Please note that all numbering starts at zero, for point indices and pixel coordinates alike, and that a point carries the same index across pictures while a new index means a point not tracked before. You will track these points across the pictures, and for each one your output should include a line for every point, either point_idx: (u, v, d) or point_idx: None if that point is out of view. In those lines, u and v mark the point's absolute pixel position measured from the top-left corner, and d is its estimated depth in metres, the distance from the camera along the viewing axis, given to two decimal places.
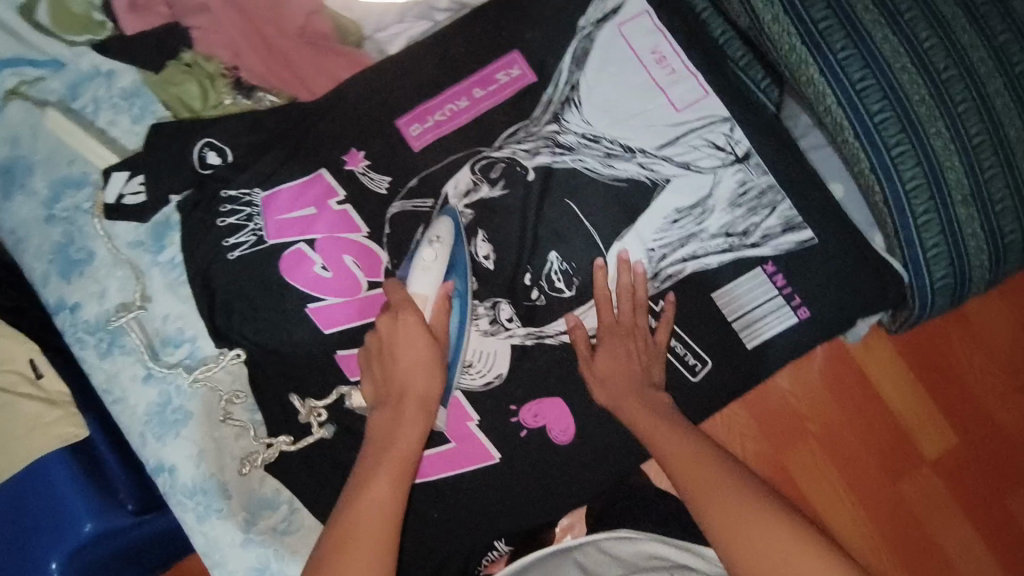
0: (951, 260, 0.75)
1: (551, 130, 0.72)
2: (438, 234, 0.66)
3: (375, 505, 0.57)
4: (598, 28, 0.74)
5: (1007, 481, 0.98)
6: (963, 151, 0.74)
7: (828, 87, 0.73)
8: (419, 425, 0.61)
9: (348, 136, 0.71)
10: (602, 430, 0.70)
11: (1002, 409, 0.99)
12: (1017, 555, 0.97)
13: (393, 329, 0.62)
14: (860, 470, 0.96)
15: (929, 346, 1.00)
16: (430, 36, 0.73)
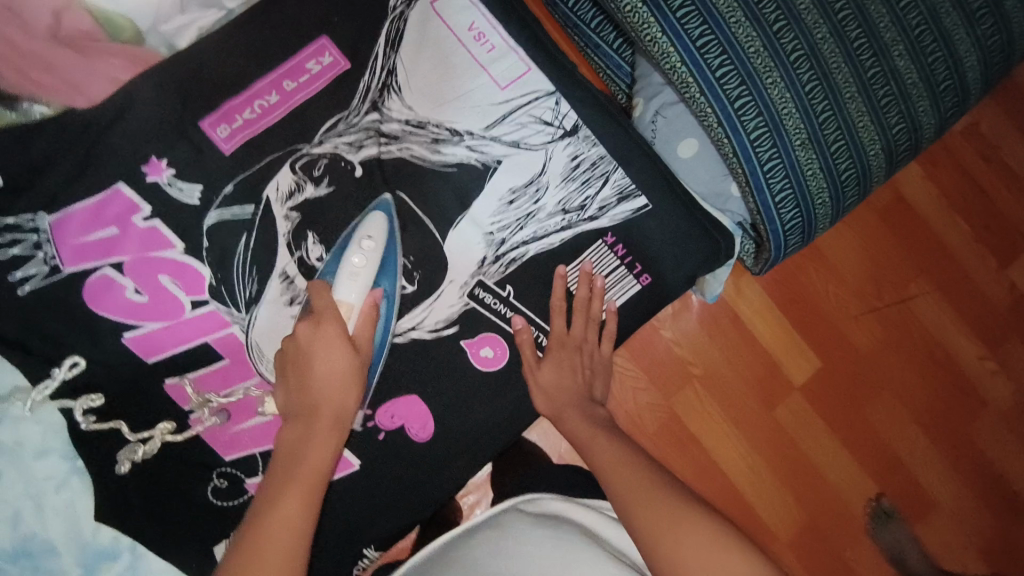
0: (797, 201, 0.82)
1: (372, 119, 0.69)
2: (370, 233, 0.64)
3: (285, 521, 0.51)
4: (411, 7, 0.70)
5: (863, 394, 1.10)
6: (798, 98, 0.79)
7: (671, 46, 0.76)
8: (332, 442, 0.57)
9: (142, 145, 0.64)
10: (462, 421, 0.70)
11: (855, 331, 1.10)
12: (875, 460, 1.09)
13: (314, 334, 0.59)
14: (739, 404, 1.05)
15: (792, 281, 1.09)
16: (225, 26, 0.67)
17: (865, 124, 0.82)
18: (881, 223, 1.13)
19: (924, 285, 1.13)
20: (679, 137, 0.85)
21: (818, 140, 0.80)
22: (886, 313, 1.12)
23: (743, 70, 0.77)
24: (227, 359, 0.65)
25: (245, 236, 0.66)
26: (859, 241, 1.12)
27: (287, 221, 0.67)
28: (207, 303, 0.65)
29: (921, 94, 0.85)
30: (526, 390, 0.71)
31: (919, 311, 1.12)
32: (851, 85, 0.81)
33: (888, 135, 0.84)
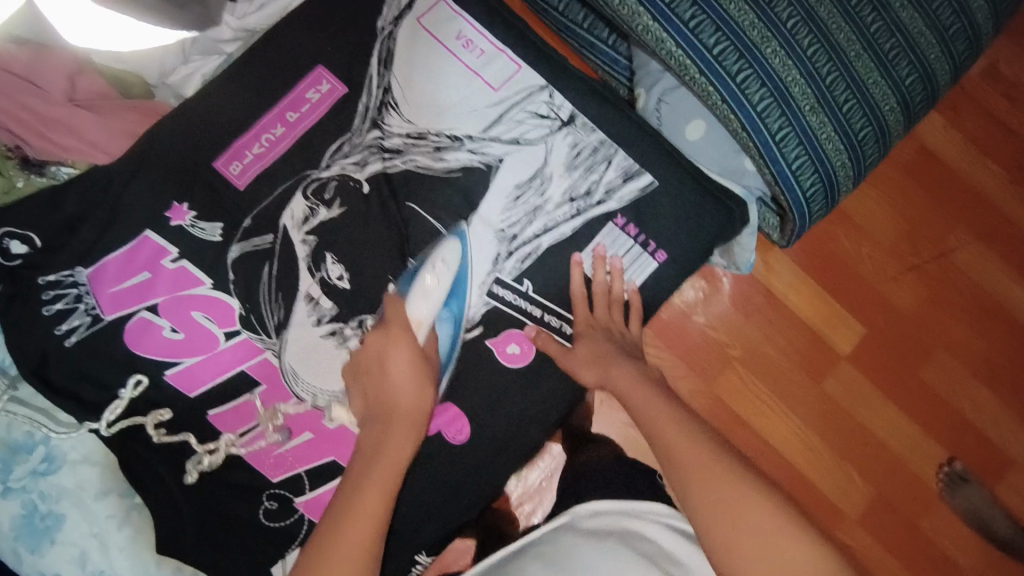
0: (815, 167, 0.80)
1: (374, 137, 0.71)
2: (444, 258, 0.68)
3: (359, 520, 0.55)
4: (398, 26, 0.73)
5: (917, 354, 1.06)
6: (800, 64, 0.78)
7: (663, 30, 0.77)
8: (409, 440, 0.61)
9: (162, 191, 0.68)
10: (496, 419, 0.70)
11: (897, 291, 1.07)
12: (938, 420, 1.05)
13: (383, 342, 0.64)
14: (784, 379, 1.04)
15: (825, 248, 1.06)
16: (226, 70, 0.70)
17: (874, 82, 0.81)
18: (908, 178, 1.09)
19: (964, 236, 1.08)
20: (686, 118, 0.85)
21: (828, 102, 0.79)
22: (928, 269, 1.07)
23: (739, 45, 0.77)
24: (264, 384, 0.67)
25: (267, 265, 0.69)
26: (889, 200, 1.08)
27: (305, 245, 0.69)
28: (239, 332, 0.68)
29: (930, 43, 0.83)
30: (556, 382, 0.71)
31: (967, 262, 1.08)
32: (854, 43, 0.80)
33: (901, 89, 0.82)
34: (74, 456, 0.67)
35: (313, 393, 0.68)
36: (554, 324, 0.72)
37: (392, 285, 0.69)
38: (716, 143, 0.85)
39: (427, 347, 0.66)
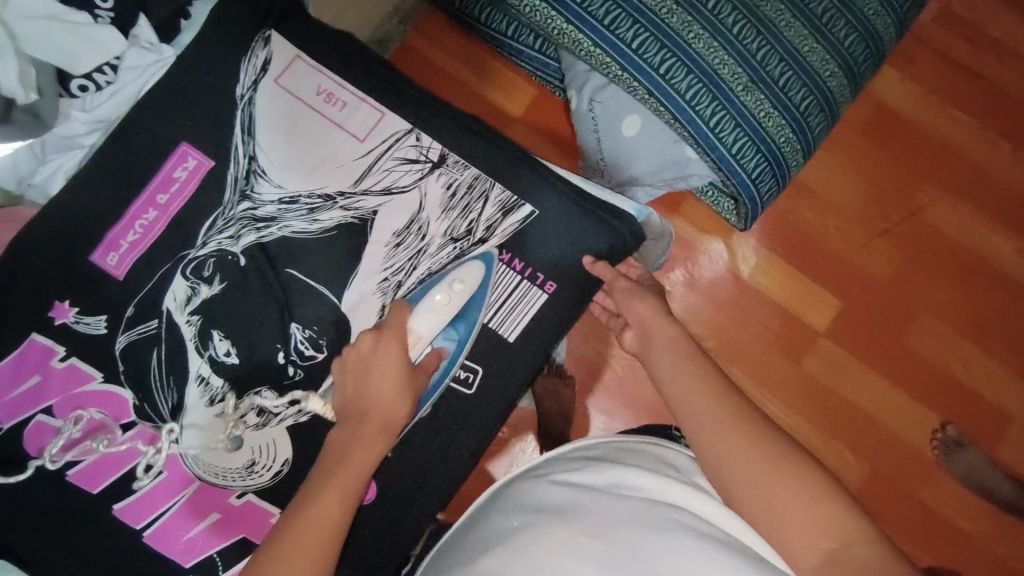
0: (752, 140, 0.96)
1: (246, 208, 0.70)
2: (464, 277, 0.68)
3: (324, 520, 0.55)
4: (257, 91, 0.72)
5: (895, 322, 1.17)
6: (732, 55, 0.95)
7: (580, 32, 0.94)
8: (381, 446, 0.59)
9: (41, 292, 0.68)
10: (404, 474, 0.69)
11: (864, 257, 1.18)
12: (915, 382, 1.15)
13: (377, 347, 0.61)
14: (764, 368, 1.16)
15: (794, 229, 1.18)
16: (91, 161, 0.70)
17: (811, 49, 0.98)
18: (866, 139, 1.21)
19: (933, 190, 1.19)
20: (620, 116, 1.03)
21: (762, 76, 0.96)
22: (898, 232, 1.19)
23: (659, 34, 0.94)
24: (165, 472, 0.68)
25: (156, 350, 0.69)
26: (848, 167, 1.20)
27: (191, 325, 0.69)
28: (136, 423, 0.68)
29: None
30: (460, 429, 0.70)
31: (932, 221, 1.19)
32: (784, 16, 0.97)
33: (842, 50, 0.99)
34: None
35: (215, 472, 0.68)
36: (449, 370, 0.70)
37: (281, 354, 0.69)
38: (648, 133, 1.02)
39: (422, 363, 0.65)
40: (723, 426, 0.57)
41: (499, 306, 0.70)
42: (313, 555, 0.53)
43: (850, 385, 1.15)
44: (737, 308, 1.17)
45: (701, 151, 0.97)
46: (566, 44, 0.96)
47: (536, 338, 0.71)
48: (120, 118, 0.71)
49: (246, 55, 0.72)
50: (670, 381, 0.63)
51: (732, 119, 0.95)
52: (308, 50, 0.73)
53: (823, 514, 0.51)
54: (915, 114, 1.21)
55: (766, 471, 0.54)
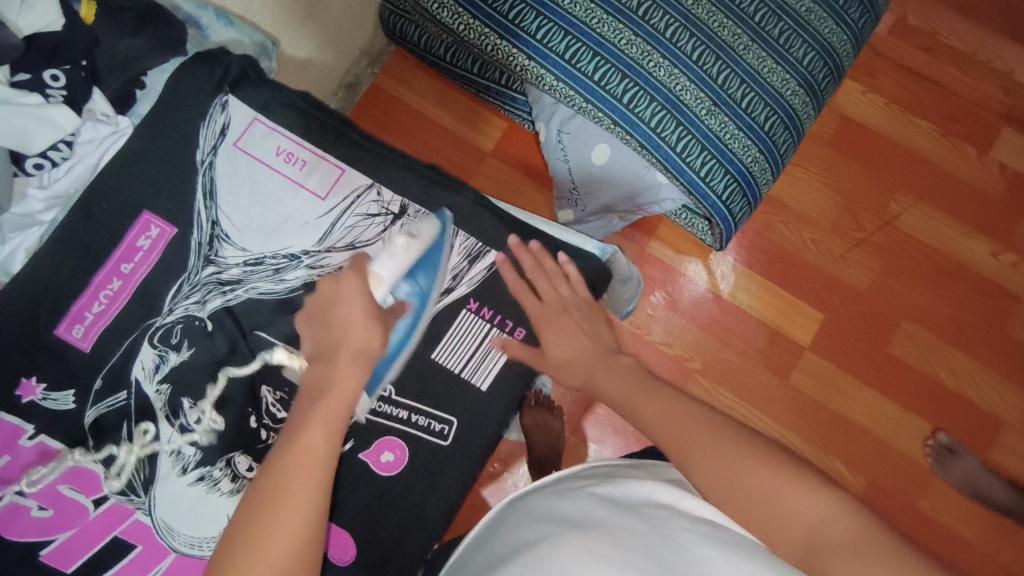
0: (720, 162, 0.97)
1: (211, 272, 0.71)
2: (418, 230, 0.67)
3: (308, 454, 0.51)
4: (216, 155, 0.73)
5: (879, 331, 1.17)
6: (691, 78, 0.97)
7: (541, 68, 0.96)
8: (356, 374, 0.56)
9: (6, 370, 0.67)
10: (382, 530, 0.68)
11: (842, 269, 1.19)
12: (904, 390, 1.16)
13: (337, 286, 0.61)
14: (751, 387, 1.15)
15: (770, 243, 1.20)
16: (53, 235, 0.69)
17: (770, 70, 1.00)
18: (835, 151, 1.23)
19: (904, 199, 1.21)
20: (590, 145, 1.03)
21: (724, 99, 0.98)
22: (874, 242, 1.20)
23: (619, 65, 0.95)
24: (140, 546, 0.67)
25: (126, 422, 0.68)
26: (821, 179, 1.22)
27: (160, 394, 0.68)
28: (107, 498, 0.67)
29: (822, 18, 1.03)
30: (436, 480, 0.69)
31: (907, 228, 1.20)
32: (741, 39, 0.99)
33: (801, 69, 1.01)
34: None
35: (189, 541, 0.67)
36: (424, 423, 0.69)
37: (253, 418, 0.70)
38: (618, 161, 1.02)
39: (387, 306, 0.64)
40: (688, 431, 0.57)
41: (473, 355, 0.70)
42: (307, 488, 0.49)
43: (836, 396, 1.15)
44: (720, 327, 1.17)
45: (670, 176, 0.98)
46: (530, 79, 0.98)
47: (508, 382, 0.71)
48: (78, 192, 0.70)
49: (204, 120, 0.73)
50: (642, 411, 0.61)
51: (697, 140, 0.96)
52: (265, 112, 0.74)
53: (795, 499, 0.50)
54: (881, 125, 1.23)
55: (741, 468, 0.53)
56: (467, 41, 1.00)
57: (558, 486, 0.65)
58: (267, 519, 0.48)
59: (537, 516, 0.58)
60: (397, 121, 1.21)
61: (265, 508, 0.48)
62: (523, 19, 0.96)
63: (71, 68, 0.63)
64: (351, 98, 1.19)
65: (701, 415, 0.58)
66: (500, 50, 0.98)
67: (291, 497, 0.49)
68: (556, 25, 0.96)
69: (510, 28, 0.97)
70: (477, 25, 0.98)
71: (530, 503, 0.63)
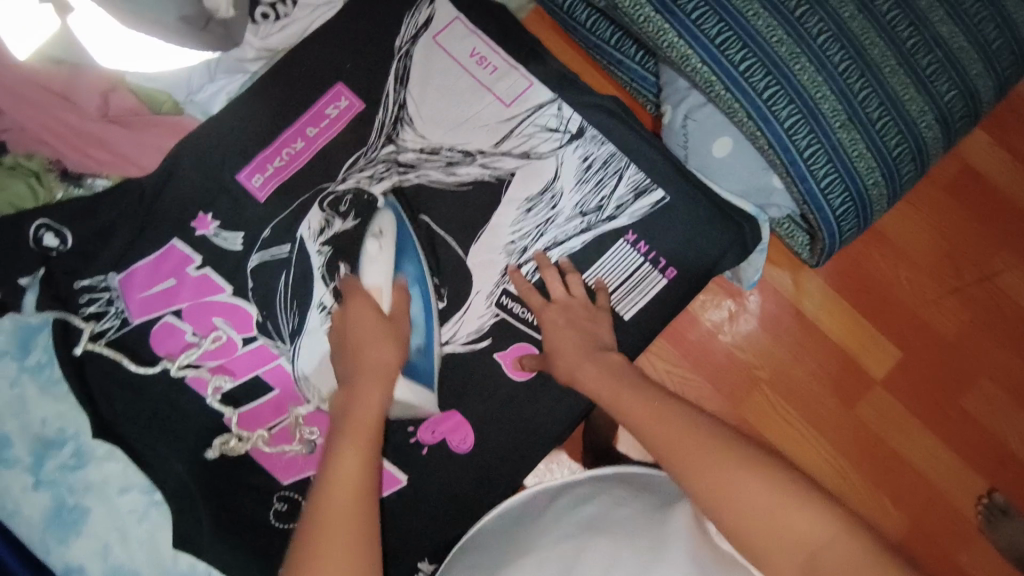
0: (844, 183, 0.90)
1: (389, 152, 0.74)
2: (381, 227, 0.71)
3: (348, 467, 0.52)
4: (414, 44, 0.75)
5: (958, 385, 1.11)
6: (833, 85, 0.88)
7: (689, 48, 0.88)
8: (379, 391, 0.59)
9: (188, 201, 0.71)
10: (498, 432, 0.71)
11: (932, 313, 1.13)
12: (974, 447, 1.10)
13: (346, 311, 0.67)
14: (819, 409, 1.10)
15: (859, 268, 1.14)
16: (252, 90, 0.73)
17: (911, 97, 0.91)
18: (948, 195, 1.17)
19: (1010, 258, 1.15)
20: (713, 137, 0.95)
21: (861, 117, 0.89)
22: (970, 293, 1.14)
23: (765, 60, 0.87)
24: (277, 389, 0.70)
25: (285, 272, 0.71)
26: (926, 221, 1.16)
27: (320, 255, 0.72)
28: (256, 338, 0.70)
29: (971, 57, 0.92)
30: (560, 397, 0.71)
31: (1008, 287, 1.14)
32: (890, 60, 0.90)
33: (941, 104, 0.92)
34: (101, 452, 0.70)
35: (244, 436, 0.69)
36: None
37: None
38: (738, 158, 0.95)
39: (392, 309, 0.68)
40: (688, 446, 0.51)
41: (621, 284, 0.73)
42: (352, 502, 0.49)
43: (904, 440, 1.09)
44: (798, 342, 1.11)
45: (788, 182, 0.92)
46: (673, 58, 0.90)
47: (645, 320, 0.73)
48: (284, 51, 0.74)
49: (410, 10, 0.75)
50: (646, 426, 0.55)
51: (825, 153, 0.89)
52: (468, 14, 0.77)
53: (796, 520, 0.45)
54: (1002, 180, 1.18)
55: (739, 478, 0.48)
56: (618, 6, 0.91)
57: (591, 488, 0.63)
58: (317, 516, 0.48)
59: (560, 517, 0.58)
60: None
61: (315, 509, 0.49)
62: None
63: None
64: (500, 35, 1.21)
65: (701, 429, 0.53)
66: (642, 13, 0.89)
67: (338, 507, 0.49)
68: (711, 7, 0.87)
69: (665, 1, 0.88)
70: None
71: (558, 502, 0.62)
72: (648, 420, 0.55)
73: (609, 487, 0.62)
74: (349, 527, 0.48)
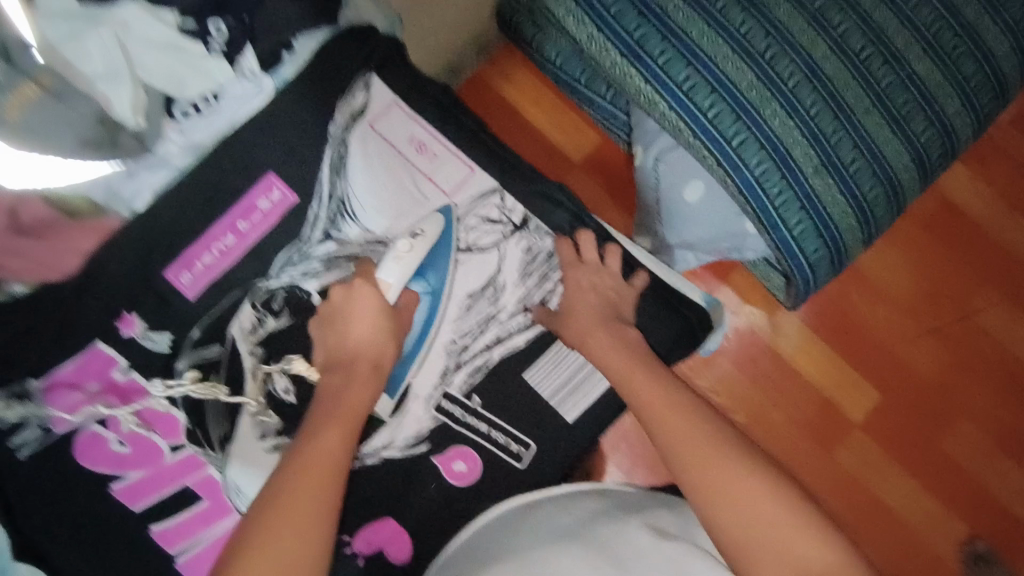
0: (818, 231, 0.87)
1: (326, 247, 0.72)
2: (422, 227, 0.69)
3: (324, 453, 0.56)
4: (351, 132, 0.73)
5: (937, 425, 1.09)
6: (804, 128, 0.85)
7: (657, 94, 0.85)
8: (370, 385, 0.62)
9: (112, 301, 0.68)
10: (438, 541, 0.67)
11: (911, 352, 1.11)
12: (952, 490, 1.08)
13: (349, 298, 0.65)
14: (797, 452, 1.08)
15: (837, 308, 1.12)
16: (175, 183, 0.68)
17: (886, 139, 0.88)
18: (928, 233, 1.14)
19: (990, 295, 1.13)
20: (684, 181, 0.94)
21: (833, 161, 0.86)
22: (949, 331, 1.12)
23: (734, 106, 0.84)
24: (206, 500, 0.68)
25: (214, 377, 0.69)
26: (906, 257, 1.14)
27: (252, 355, 0.70)
28: (184, 446, 0.68)
29: (949, 95, 0.90)
30: (503, 501, 0.68)
31: (989, 324, 1.12)
32: (863, 102, 0.87)
33: (917, 144, 0.89)
34: (24, 571, 0.65)
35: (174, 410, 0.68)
36: (502, 441, 0.69)
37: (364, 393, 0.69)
38: None
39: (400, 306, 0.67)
40: (704, 446, 0.55)
41: (563, 383, 0.71)
42: (314, 494, 0.53)
43: (883, 484, 1.07)
44: (775, 390, 1.10)
45: (759, 229, 0.87)
46: (640, 104, 0.87)
47: (590, 416, 0.71)
48: (212, 144, 0.69)
49: (345, 94, 0.72)
50: (673, 439, 0.56)
51: (798, 200, 0.86)
52: (406, 99, 0.76)
53: (797, 541, 0.49)
54: (982, 216, 1.15)
55: (758, 505, 0.51)
56: (583, 51, 0.88)
57: (564, 499, 0.64)
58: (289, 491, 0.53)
59: (547, 531, 0.57)
60: (494, 115, 1.15)
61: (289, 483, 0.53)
62: (648, 41, 0.85)
63: (234, 23, 0.65)
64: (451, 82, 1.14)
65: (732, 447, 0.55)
66: (609, 56, 0.87)
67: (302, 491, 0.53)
68: (678, 54, 0.85)
69: (631, 47, 0.85)
70: (572, 24, 0.88)
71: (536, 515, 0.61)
72: (680, 437, 0.56)
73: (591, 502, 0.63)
74: (307, 514, 0.51)
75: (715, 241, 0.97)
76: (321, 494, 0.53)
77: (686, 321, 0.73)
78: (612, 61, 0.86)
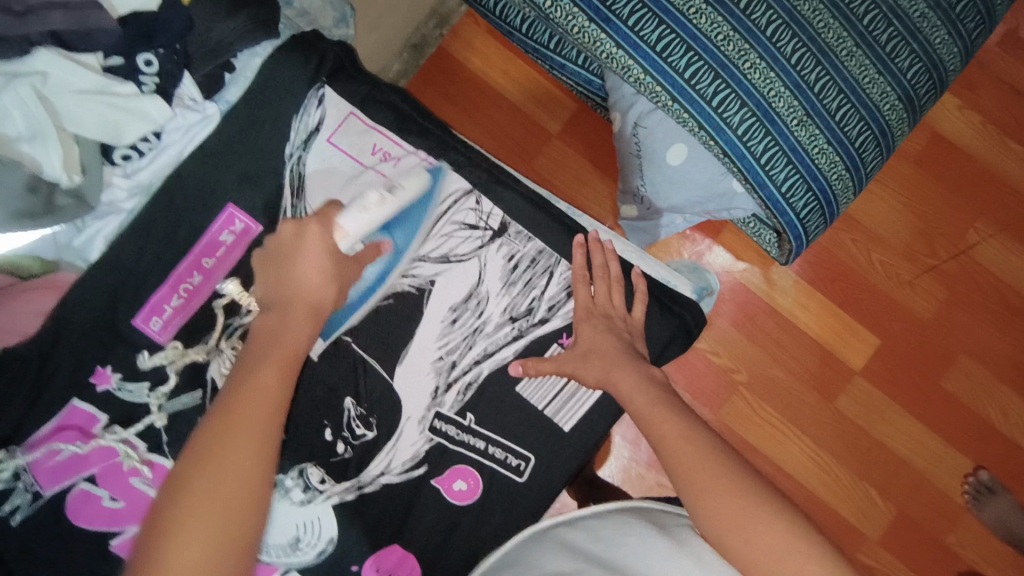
0: (807, 184, 0.82)
1: None
2: (402, 184, 0.66)
3: (261, 394, 0.50)
4: (308, 150, 0.69)
5: (937, 362, 1.09)
6: (786, 78, 0.80)
7: (628, 58, 0.80)
8: (308, 328, 0.56)
9: (82, 356, 0.65)
10: (447, 559, 0.67)
11: (907, 293, 1.09)
12: (955, 428, 1.07)
13: (299, 237, 0.60)
14: (800, 407, 1.07)
15: (829, 256, 1.10)
16: (129, 228, 0.66)
17: (870, 79, 0.83)
18: (918, 169, 1.11)
19: (985, 227, 1.10)
20: (666, 144, 0.88)
21: (819, 110, 0.81)
22: (945, 269, 1.10)
23: (711, 62, 0.79)
24: None
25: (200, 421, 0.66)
26: (897, 195, 1.11)
27: None
28: None
29: (935, 26, 0.85)
30: (509, 514, 0.68)
31: (985, 258, 1.10)
32: (845, 43, 0.82)
33: (903, 81, 0.84)
34: None
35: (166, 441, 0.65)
36: (500, 456, 0.68)
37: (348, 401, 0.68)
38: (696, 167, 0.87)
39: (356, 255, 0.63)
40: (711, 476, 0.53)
41: (558, 393, 0.69)
42: (250, 452, 0.48)
43: (887, 429, 1.07)
44: (774, 349, 1.08)
45: (747, 188, 0.84)
46: (613, 69, 0.82)
47: (588, 421, 0.69)
48: (159, 182, 0.67)
49: (298, 111, 0.69)
50: (677, 460, 0.56)
51: (785, 155, 0.81)
52: (363, 107, 0.71)
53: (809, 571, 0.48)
54: (973, 147, 1.11)
55: (762, 535, 0.50)
56: (549, 18, 0.83)
57: (599, 521, 0.61)
58: (212, 474, 0.47)
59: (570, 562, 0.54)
60: (462, 96, 1.09)
61: (209, 462, 0.47)
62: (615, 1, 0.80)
63: (165, 52, 0.60)
64: (414, 60, 1.09)
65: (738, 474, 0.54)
66: (574, 22, 0.81)
67: (236, 438, 0.48)
68: (649, 11, 0.79)
69: (598, 9, 0.80)
70: None
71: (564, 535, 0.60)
72: (685, 463, 0.55)
73: (614, 524, 0.59)
74: (240, 478, 0.47)
75: (698, 202, 0.93)
76: (251, 456, 0.48)
77: (674, 313, 0.72)
78: (578, 27, 0.81)
